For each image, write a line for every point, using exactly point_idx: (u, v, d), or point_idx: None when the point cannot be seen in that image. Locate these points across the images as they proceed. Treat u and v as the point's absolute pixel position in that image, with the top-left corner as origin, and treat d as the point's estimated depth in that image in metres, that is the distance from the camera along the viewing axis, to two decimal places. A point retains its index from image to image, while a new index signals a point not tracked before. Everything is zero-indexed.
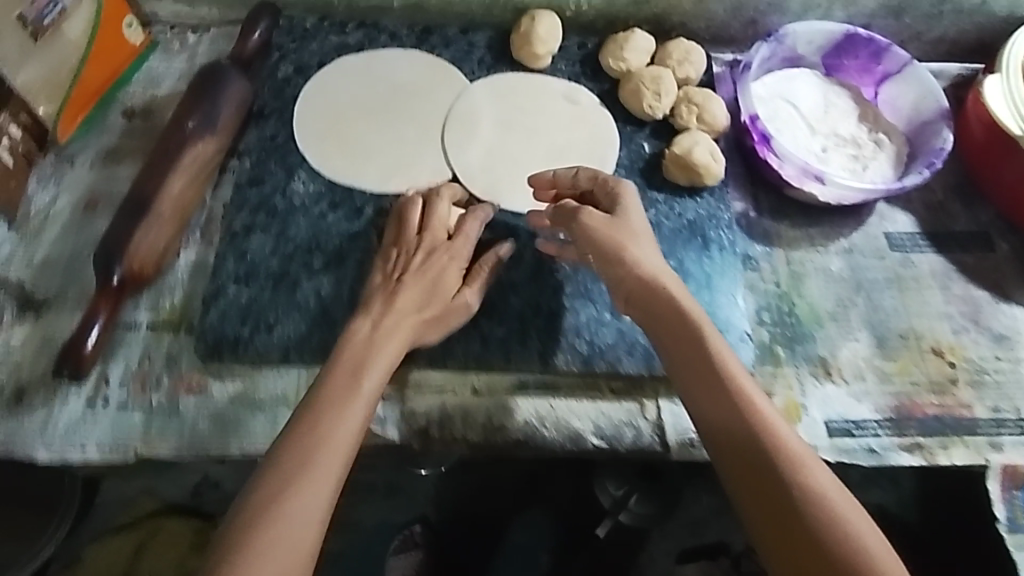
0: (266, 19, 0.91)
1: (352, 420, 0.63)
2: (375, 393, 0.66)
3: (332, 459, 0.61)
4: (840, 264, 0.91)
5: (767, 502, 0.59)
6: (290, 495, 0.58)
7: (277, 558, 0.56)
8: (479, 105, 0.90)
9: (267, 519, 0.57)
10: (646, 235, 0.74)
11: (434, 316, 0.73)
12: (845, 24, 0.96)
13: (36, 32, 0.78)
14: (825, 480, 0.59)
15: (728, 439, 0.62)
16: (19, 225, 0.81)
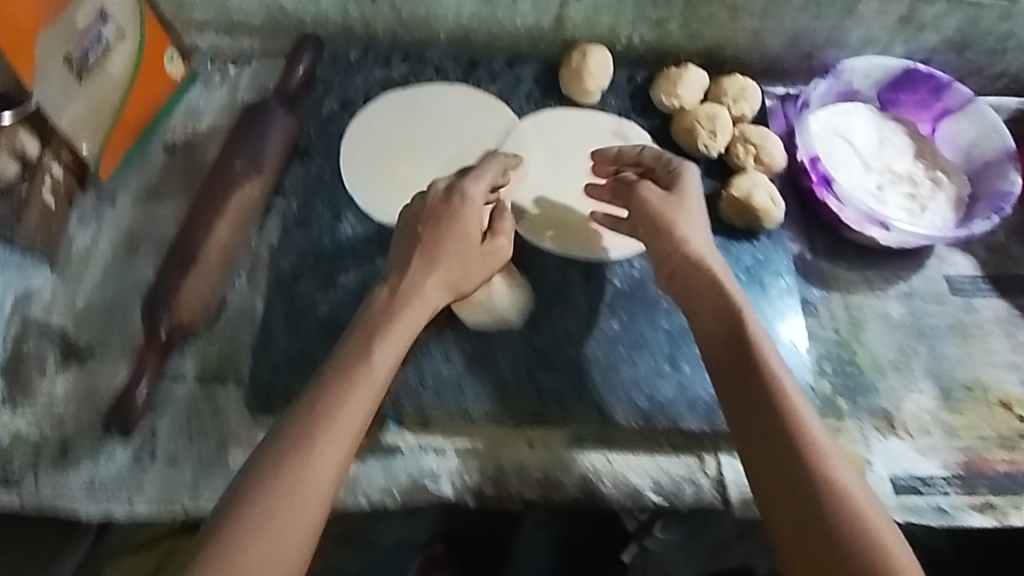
0: (309, 52, 0.88)
1: (367, 392, 0.63)
2: (394, 370, 0.66)
3: (348, 436, 0.61)
4: (901, 310, 0.88)
5: (786, 489, 0.58)
6: (304, 464, 0.58)
7: (281, 525, 0.56)
8: (529, 142, 0.87)
9: (278, 485, 0.57)
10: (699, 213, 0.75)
11: (466, 266, 0.71)
12: (905, 60, 0.92)
13: (81, 72, 0.75)
14: (850, 480, 0.58)
15: (752, 423, 0.62)
16: (60, 269, 0.78)
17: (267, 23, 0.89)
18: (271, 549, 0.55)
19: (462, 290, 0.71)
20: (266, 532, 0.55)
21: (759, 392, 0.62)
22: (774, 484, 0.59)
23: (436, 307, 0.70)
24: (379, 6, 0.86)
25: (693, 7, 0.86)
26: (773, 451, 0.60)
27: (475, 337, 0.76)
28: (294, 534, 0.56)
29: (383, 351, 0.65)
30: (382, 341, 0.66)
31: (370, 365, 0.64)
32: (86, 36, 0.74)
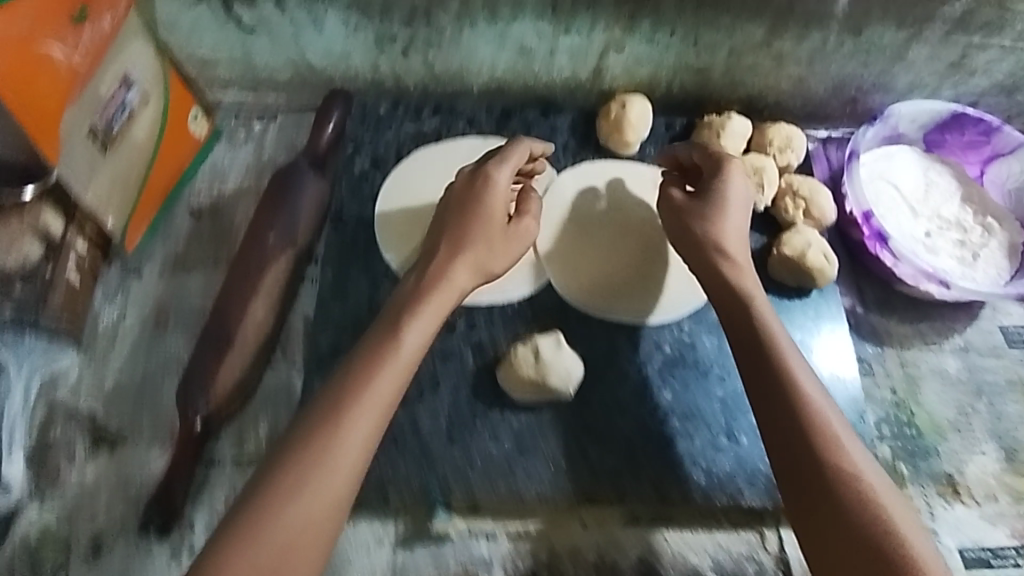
0: (338, 108, 0.84)
1: (388, 382, 0.59)
2: (423, 351, 0.62)
3: (376, 416, 0.57)
4: (958, 366, 0.85)
5: (797, 472, 0.56)
6: (330, 445, 0.55)
7: (302, 508, 0.53)
8: (572, 201, 0.84)
9: (303, 463, 0.54)
10: (742, 193, 0.71)
11: (492, 248, 0.69)
12: (952, 103, 0.89)
13: (106, 141, 0.71)
14: (870, 474, 0.56)
15: (772, 405, 0.59)
16: (87, 348, 0.75)
17: (294, 79, 0.84)
18: (288, 533, 0.52)
19: (490, 271, 0.69)
20: (287, 513, 0.53)
21: (777, 374, 0.60)
22: (787, 467, 0.57)
23: (466, 291, 0.67)
24: (411, 61, 0.82)
25: (738, 56, 0.81)
26: (783, 435, 0.58)
27: (522, 413, 0.73)
28: (315, 517, 0.53)
29: (411, 331, 0.61)
30: (409, 321, 0.62)
31: (398, 345, 0.60)
32: (111, 105, 0.71)
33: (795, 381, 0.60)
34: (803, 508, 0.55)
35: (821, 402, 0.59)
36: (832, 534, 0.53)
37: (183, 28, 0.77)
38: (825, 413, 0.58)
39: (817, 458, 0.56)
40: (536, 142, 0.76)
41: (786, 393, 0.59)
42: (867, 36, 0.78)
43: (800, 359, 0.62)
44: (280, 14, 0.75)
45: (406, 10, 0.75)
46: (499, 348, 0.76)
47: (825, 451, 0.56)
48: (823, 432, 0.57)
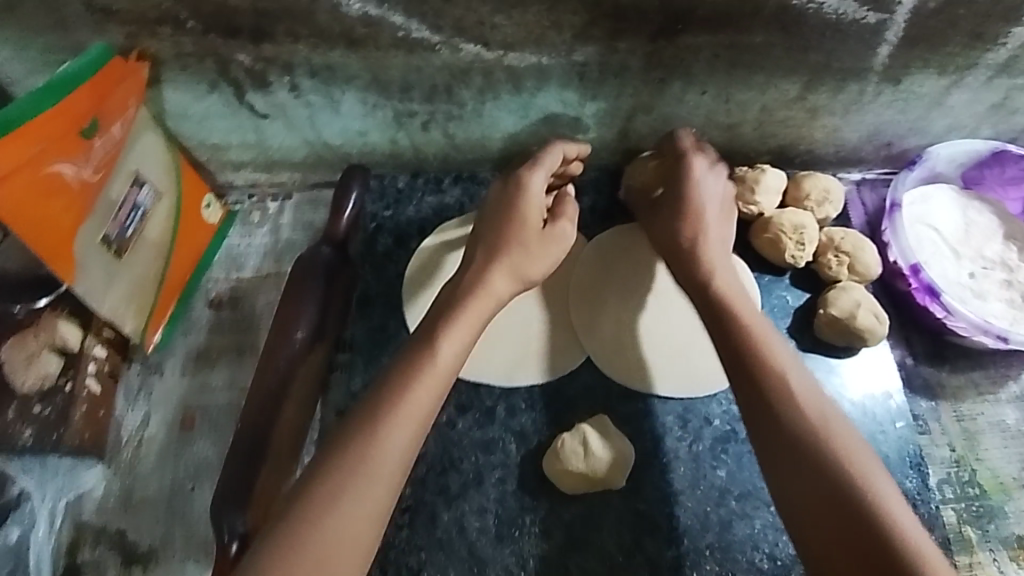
0: (357, 184, 0.78)
1: (426, 392, 0.58)
2: (461, 363, 0.61)
3: (418, 424, 0.57)
4: (1016, 416, 0.81)
5: (788, 460, 0.56)
6: (372, 453, 0.55)
7: (343, 517, 0.52)
8: (593, 249, 0.80)
9: (343, 472, 0.54)
10: (716, 187, 0.70)
11: (528, 252, 0.68)
12: (991, 141, 0.85)
13: (120, 248, 0.68)
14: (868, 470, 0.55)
15: (762, 392, 0.59)
16: (111, 460, 0.71)
17: (310, 158, 0.80)
18: (327, 544, 0.51)
19: (529, 278, 0.68)
20: (326, 523, 0.52)
21: (759, 364, 0.60)
22: (779, 454, 0.57)
23: (503, 298, 0.66)
24: (432, 134, 0.78)
25: (770, 111, 0.79)
26: (772, 423, 0.58)
27: (574, 504, 0.69)
28: (356, 527, 0.52)
29: (447, 342, 0.61)
30: (444, 331, 0.61)
31: (436, 357, 0.60)
32: (123, 210, 0.67)
33: (777, 370, 0.60)
34: (796, 496, 0.55)
35: (804, 391, 0.59)
36: (827, 521, 0.53)
37: (193, 117, 0.73)
38: (808, 400, 0.58)
39: (812, 454, 0.55)
40: (569, 146, 0.74)
41: (768, 382, 0.59)
42: (905, 85, 0.77)
43: (781, 347, 0.62)
44: (295, 99, 0.72)
45: (426, 88, 0.72)
46: (543, 434, 0.72)
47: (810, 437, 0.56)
48: (808, 418, 0.57)
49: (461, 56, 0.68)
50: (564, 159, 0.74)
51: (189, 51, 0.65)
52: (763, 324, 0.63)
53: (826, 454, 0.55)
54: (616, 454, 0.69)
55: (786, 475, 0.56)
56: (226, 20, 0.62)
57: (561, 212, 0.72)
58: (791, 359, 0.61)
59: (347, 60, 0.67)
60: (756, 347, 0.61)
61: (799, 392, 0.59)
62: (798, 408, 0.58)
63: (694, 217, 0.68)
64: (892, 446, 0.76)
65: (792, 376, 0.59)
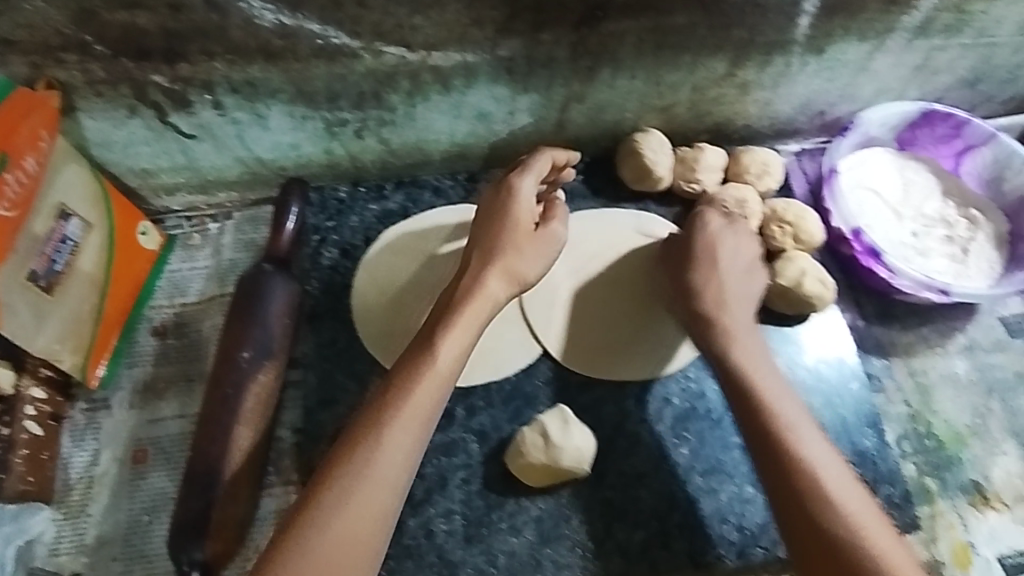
0: (297, 200, 0.78)
1: (427, 394, 0.60)
2: (460, 364, 0.63)
3: (419, 420, 0.59)
4: (966, 366, 0.83)
5: (789, 505, 0.59)
6: (372, 452, 0.56)
7: (348, 519, 0.54)
8: (585, 255, 0.80)
9: (348, 474, 0.55)
10: (736, 245, 0.73)
11: (521, 253, 0.69)
12: (919, 102, 0.88)
13: (50, 285, 0.66)
14: (853, 499, 0.58)
15: (763, 428, 0.63)
16: (61, 503, 0.69)
17: (244, 176, 0.79)
18: (328, 551, 0.52)
19: (524, 278, 0.69)
20: (329, 527, 0.53)
21: (768, 417, 0.63)
22: (783, 497, 0.59)
23: (500, 301, 0.67)
24: (366, 141, 0.77)
25: (702, 90, 0.80)
26: (772, 453, 0.61)
27: (540, 498, 0.69)
28: (360, 526, 0.54)
29: (446, 348, 0.62)
30: (443, 332, 0.63)
31: (435, 359, 0.61)
32: (49, 244, 0.66)
33: (784, 423, 0.62)
34: (797, 540, 0.58)
35: (808, 440, 0.61)
36: (813, 536, 0.57)
37: (117, 144, 0.71)
38: (812, 451, 0.61)
39: (804, 477, 0.59)
40: (564, 155, 0.75)
41: (773, 431, 0.62)
42: (830, 54, 0.78)
43: (789, 401, 0.65)
44: (220, 118, 0.70)
45: (354, 95, 0.71)
46: (504, 431, 0.72)
47: (815, 486, 0.59)
48: (813, 467, 0.60)
49: (385, 60, 0.67)
50: (555, 166, 0.74)
51: (102, 77, 0.63)
52: (770, 376, 0.66)
53: (830, 504, 0.58)
54: (576, 450, 0.68)
55: (791, 519, 0.59)
56: (135, 44, 0.61)
57: (554, 216, 0.73)
58: (794, 409, 0.64)
59: (268, 74, 0.66)
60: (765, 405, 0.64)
61: (795, 425, 0.63)
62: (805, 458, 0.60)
63: (715, 268, 0.71)
64: (849, 407, 0.77)
65: (797, 428, 0.62)
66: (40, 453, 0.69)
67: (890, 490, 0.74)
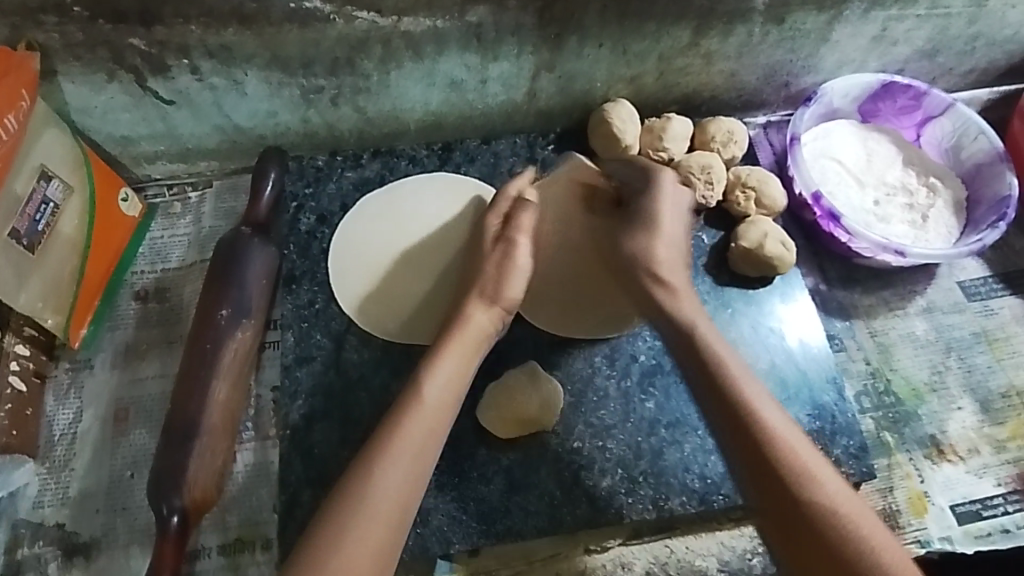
0: (274, 168, 0.80)
1: (418, 429, 0.60)
2: (451, 392, 0.63)
3: (413, 455, 0.59)
4: (925, 327, 0.87)
5: (769, 498, 0.55)
6: (365, 491, 0.56)
7: (347, 557, 0.53)
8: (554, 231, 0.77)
9: (344, 513, 0.55)
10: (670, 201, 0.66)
11: (492, 277, 0.69)
12: (880, 74, 0.91)
13: (33, 244, 0.69)
14: (836, 488, 0.55)
15: (736, 420, 0.58)
16: (44, 458, 0.71)
17: (223, 145, 0.81)
18: None
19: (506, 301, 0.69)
20: (332, 561, 0.53)
21: (742, 410, 0.58)
22: (762, 491, 0.56)
23: (489, 329, 0.68)
24: (342, 109, 0.79)
25: (668, 60, 0.83)
26: (747, 447, 0.57)
27: (510, 449, 0.71)
28: (361, 562, 0.54)
29: (430, 388, 0.62)
30: (429, 372, 0.63)
31: (423, 393, 0.62)
32: (31, 204, 0.69)
33: (752, 408, 0.58)
34: (779, 534, 0.55)
35: (777, 423, 0.57)
36: (799, 534, 0.54)
37: (96, 110, 0.74)
38: (783, 432, 0.57)
39: (784, 473, 0.55)
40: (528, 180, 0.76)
41: (741, 416, 0.58)
42: (790, 24, 0.81)
43: (757, 387, 0.60)
44: (197, 83, 0.73)
45: (328, 61, 0.73)
46: (476, 387, 0.74)
47: (792, 476, 0.55)
48: (791, 457, 0.56)
49: (356, 25, 0.70)
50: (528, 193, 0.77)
51: (80, 39, 0.66)
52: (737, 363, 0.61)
53: (814, 500, 0.54)
54: (544, 401, 0.71)
55: (772, 516, 0.55)
56: (111, 6, 0.64)
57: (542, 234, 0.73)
58: (756, 387, 0.60)
59: (242, 38, 0.69)
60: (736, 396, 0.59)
61: (765, 412, 0.58)
62: (777, 444, 0.56)
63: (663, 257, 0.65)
64: (812, 363, 0.79)
65: (763, 407, 0.58)
66: (23, 409, 0.71)
67: (847, 441, 0.76)
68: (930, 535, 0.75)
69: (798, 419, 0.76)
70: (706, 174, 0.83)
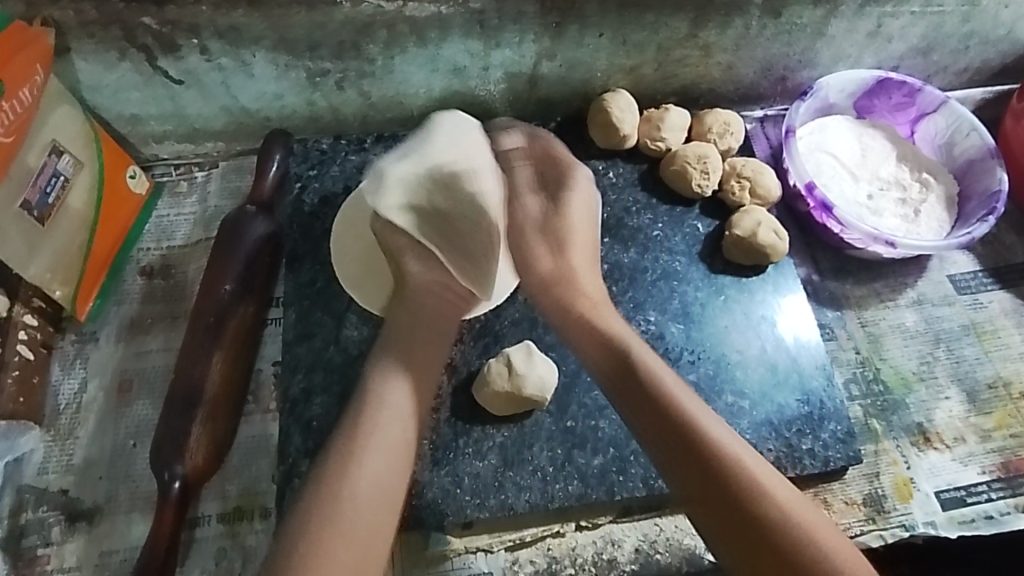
0: (279, 149, 0.82)
1: (394, 417, 0.60)
2: (419, 385, 0.63)
3: (393, 443, 0.58)
4: (915, 318, 0.88)
5: (725, 518, 0.56)
6: (347, 480, 0.56)
7: (330, 544, 0.53)
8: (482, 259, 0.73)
9: (326, 501, 0.54)
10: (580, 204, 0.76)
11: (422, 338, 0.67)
12: (876, 70, 0.92)
13: (42, 216, 0.71)
14: (785, 495, 0.56)
15: (677, 437, 0.59)
16: (50, 425, 0.73)
17: (230, 126, 0.83)
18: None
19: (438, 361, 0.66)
20: (315, 549, 0.52)
21: (683, 427, 0.59)
22: (710, 507, 0.57)
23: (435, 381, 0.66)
24: (347, 92, 0.81)
25: (667, 51, 0.84)
26: (690, 462, 0.58)
27: (504, 426, 0.73)
28: (345, 548, 0.53)
29: (399, 379, 0.62)
30: (394, 371, 0.63)
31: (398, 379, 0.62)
32: (41, 177, 0.71)
33: (693, 424, 0.59)
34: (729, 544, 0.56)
35: (721, 437, 0.59)
36: (747, 542, 0.55)
37: (107, 88, 0.76)
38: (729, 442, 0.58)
39: (729, 485, 0.56)
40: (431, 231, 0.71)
41: (683, 433, 0.59)
42: (786, 17, 0.83)
43: (699, 405, 0.61)
44: (206, 63, 0.75)
45: (334, 44, 0.75)
46: (473, 365, 0.76)
47: (745, 489, 0.56)
48: (738, 468, 0.57)
49: (362, 9, 0.72)
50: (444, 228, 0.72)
51: (94, 17, 0.68)
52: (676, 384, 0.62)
53: (762, 509, 0.55)
54: (540, 378, 0.72)
55: (717, 528, 0.56)
56: None
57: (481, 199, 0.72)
58: (698, 404, 0.61)
59: (251, 19, 0.71)
60: (679, 414, 0.60)
61: (708, 427, 0.59)
62: (725, 459, 0.57)
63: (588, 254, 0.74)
64: (804, 350, 0.81)
65: (707, 423, 0.59)
66: (30, 377, 0.73)
67: (835, 426, 0.77)
68: (915, 520, 0.76)
69: (788, 404, 0.78)
70: (702, 164, 0.85)
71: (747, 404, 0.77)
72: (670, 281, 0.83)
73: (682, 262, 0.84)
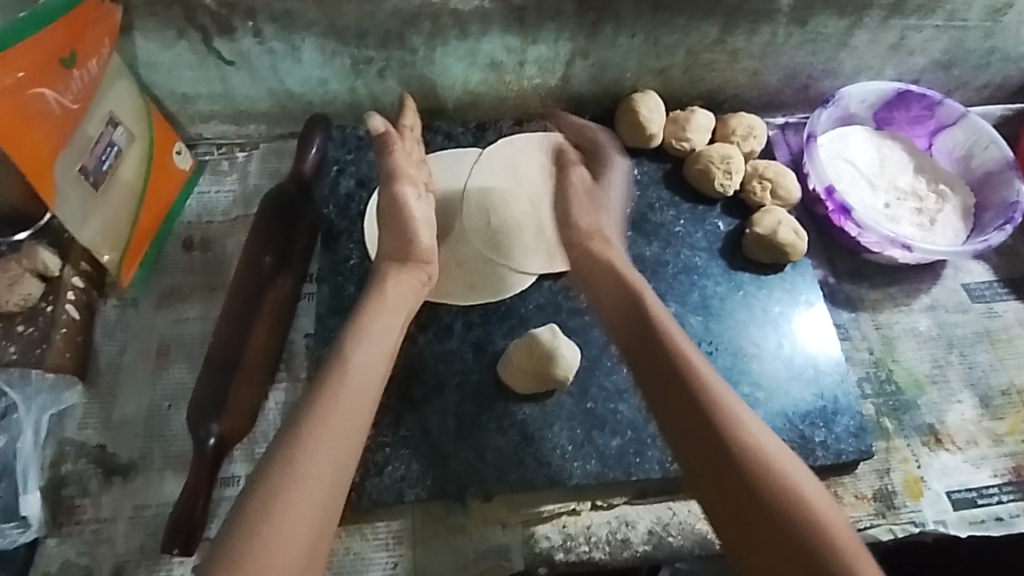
0: (319, 133, 0.85)
1: (347, 399, 0.60)
2: (373, 367, 0.64)
3: (348, 424, 0.59)
4: (928, 323, 0.90)
5: (749, 516, 0.56)
6: (296, 456, 0.55)
7: (283, 519, 0.52)
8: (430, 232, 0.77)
9: (281, 476, 0.54)
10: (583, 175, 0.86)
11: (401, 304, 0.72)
12: (895, 82, 0.95)
13: (97, 182, 0.74)
14: (812, 496, 0.56)
15: (704, 428, 0.61)
16: (91, 383, 0.76)
17: (274, 109, 0.87)
18: (274, 551, 0.51)
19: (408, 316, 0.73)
20: (266, 524, 0.52)
21: (711, 417, 0.61)
22: (724, 496, 0.58)
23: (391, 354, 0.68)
24: (388, 81, 0.85)
25: (695, 55, 0.88)
26: (711, 452, 0.60)
27: (526, 403, 0.75)
28: (300, 525, 0.53)
29: (357, 356, 0.64)
30: (354, 349, 0.64)
31: (348, 363, 0.63)
32: (99, 146, 0.74)
33: (723, 416, 0.61)
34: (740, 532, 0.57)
35: (750, 430, 0.60)
36: (761, 534, 0.55)
37: (162, 66, 0.80)
38: (755, 434, 0.60)
39: (753, 476, 0.57)
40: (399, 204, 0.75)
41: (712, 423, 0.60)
42: (813, 26, 0.86)
43: (732, 398, 0.63)
44: (258, 46, 0.79)
45: (380, 34, 0.79)
46: (497, 346, 0.79)
47: (767, 482, 0.57)
48: (763, 463, 0.58)
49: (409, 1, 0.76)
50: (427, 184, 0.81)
51: None
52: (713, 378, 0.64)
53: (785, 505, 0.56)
54: (562, 359, 0.75)
55: (730, 516, 0.57)
56: None
57: (500, 175, 0.88)
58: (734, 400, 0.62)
59: (304, 6, 0.75)
60: (712, 405, 0.61)
61: (739, 423, 0.60)
62: (756, 455, 0.58)
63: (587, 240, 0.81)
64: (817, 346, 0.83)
65: (738, 418, 0.61)
66: (75, 336, 0.76)
67: (847, 421, 0.79)
68: (924, 517, 0.77)
69: (801, 397, 0.80)
70: (725, 163, 0.88)
71: (763, 395, 0.79)
72: (690, 275, 0.85)
73: (702, 258, 0.87)
